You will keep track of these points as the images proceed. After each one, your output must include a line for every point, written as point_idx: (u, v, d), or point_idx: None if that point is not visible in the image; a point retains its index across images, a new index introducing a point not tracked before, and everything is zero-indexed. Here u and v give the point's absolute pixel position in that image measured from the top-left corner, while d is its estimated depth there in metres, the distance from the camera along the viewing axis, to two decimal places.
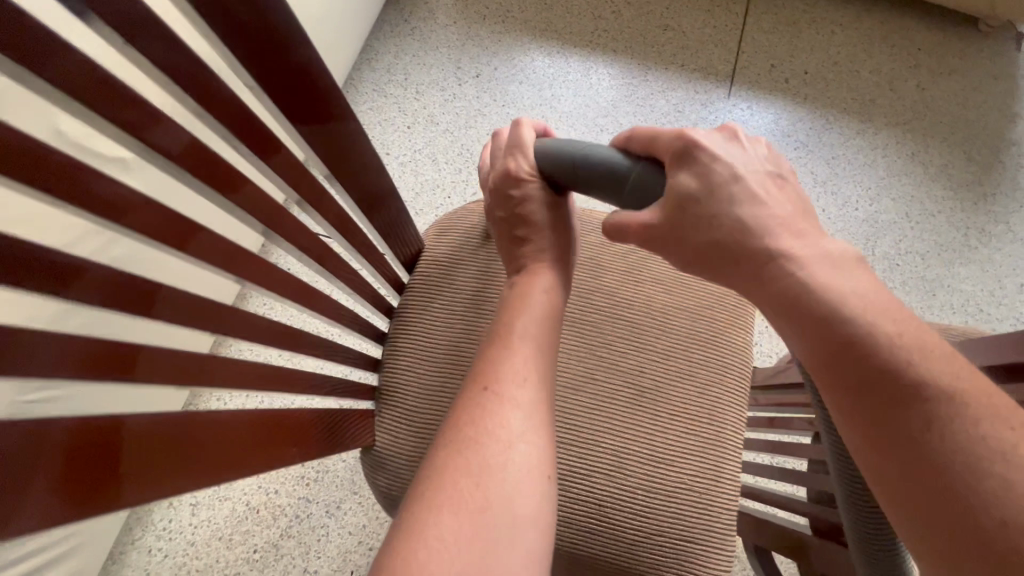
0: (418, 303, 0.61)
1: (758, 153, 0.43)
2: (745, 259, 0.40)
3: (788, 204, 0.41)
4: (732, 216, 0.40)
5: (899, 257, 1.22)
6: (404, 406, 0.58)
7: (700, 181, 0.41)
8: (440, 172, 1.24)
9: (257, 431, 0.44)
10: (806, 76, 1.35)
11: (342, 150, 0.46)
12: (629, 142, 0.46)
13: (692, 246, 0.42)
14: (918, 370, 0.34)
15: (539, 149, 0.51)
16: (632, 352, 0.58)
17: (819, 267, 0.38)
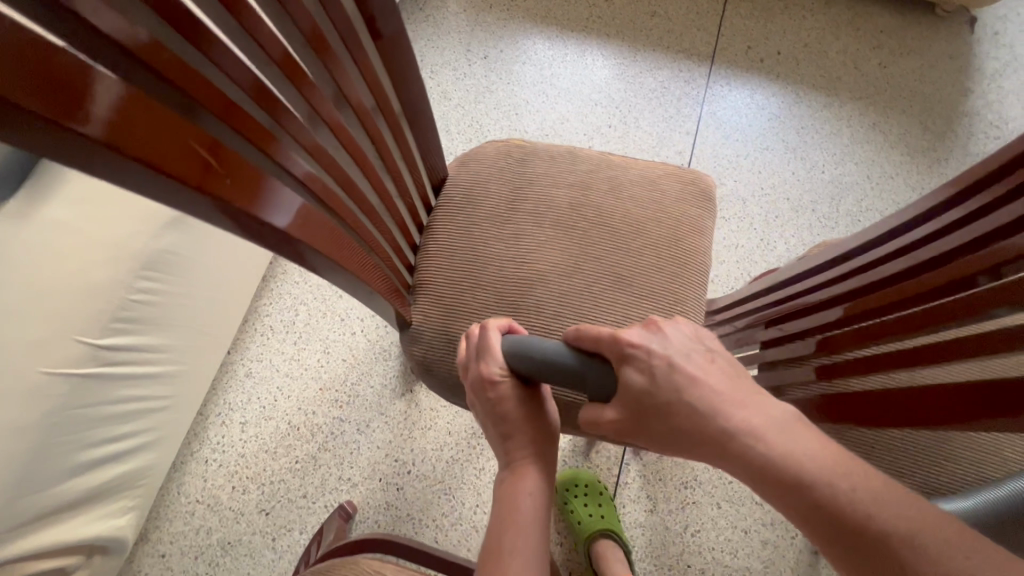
0: (446, 215, 0.77)
1: (680, 344, 0.53)
2: (707, 444, 0.48)
3: (724, 384, 0.50)
4: (682, 404, 0.49)
5: (861, 214, 1.38)
6: (435, 293, 0.74)
7: (646, 378, 0.51)
8: (452, 141, 1.40)
9: (366, 266, 0.57)
10: (779, 56, 1.51)
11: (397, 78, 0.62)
12: (578, 346, 0.55)
13: (657, 433, 0.51)
14: (881, 521, 0.42)
15: (505, 350, 0.59)
16: (615, 251, 0.74)
17: (778, 443, 0.46)
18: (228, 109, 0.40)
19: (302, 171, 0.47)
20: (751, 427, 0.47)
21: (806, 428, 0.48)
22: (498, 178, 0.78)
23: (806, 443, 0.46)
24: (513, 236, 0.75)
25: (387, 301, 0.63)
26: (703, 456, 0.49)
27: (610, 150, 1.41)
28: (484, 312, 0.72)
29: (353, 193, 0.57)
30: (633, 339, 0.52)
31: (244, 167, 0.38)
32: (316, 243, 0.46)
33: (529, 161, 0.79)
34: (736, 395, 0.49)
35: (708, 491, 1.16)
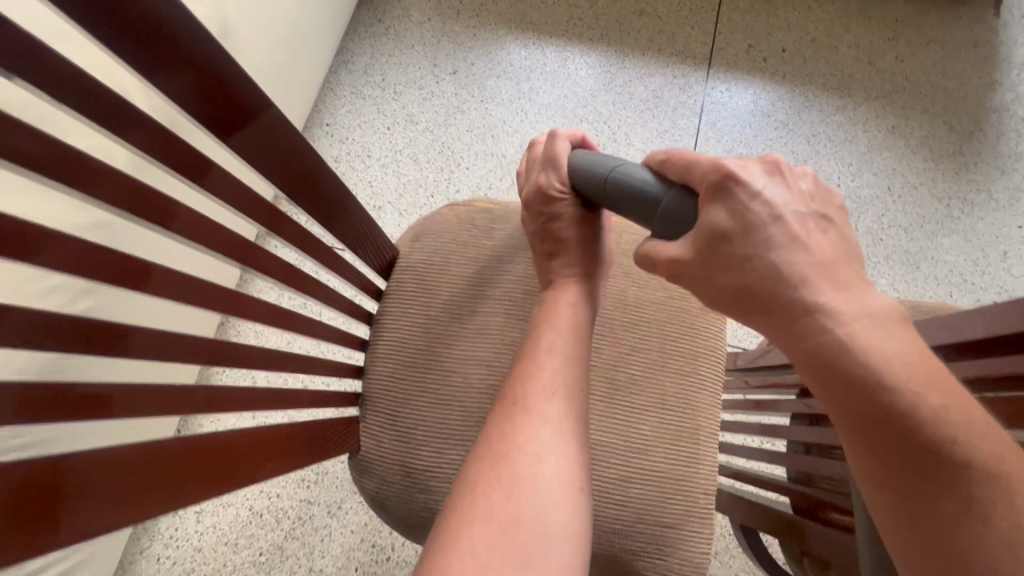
0: (396, 308, 0.62)
1: (802, 190, 0.40)
2: (779, 308, 0.38)
3: (828, 249, 0.39)
4: (766, 260, 0.38)
5: (882, 232, 1.23)
6: (386, 410, 0.59)
7: (732, 219, 0.39)
8: (422, 171, 1.25)
9: (263, 447, 0.47)
10: (784, 54, 1.35)
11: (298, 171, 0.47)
12: (664, 166, 0.45)
13: (723, 290, 0.41)
14: (958, 450, 0.34)
15: (573, 160, 0.52)
16: (606, 348, 0.60)
17: (865, 328, 0.36)
18: (25, 405, 0.31)
19: (148, 402, 0.39)
20: (828, 305, 0.37)
21: (905, 325, 0.37)
22: (458, 258, 0.63)
23: (900, 339, 0.36)
24: (481, 331, 0.60)
25: (309, 461, 0.52)
26: (768, 327, 0.40)
27: None
28: (444, 435, 0.57)
29: (246, 355, 0.48)
30: (733, 166, 0.40)
31: (45, 481, 0.31)
32: (195, 484, 0.40)
33: (497, 231, 0.64)
34: (827, 262, 0.38)
35: (725, 562, 1.03)
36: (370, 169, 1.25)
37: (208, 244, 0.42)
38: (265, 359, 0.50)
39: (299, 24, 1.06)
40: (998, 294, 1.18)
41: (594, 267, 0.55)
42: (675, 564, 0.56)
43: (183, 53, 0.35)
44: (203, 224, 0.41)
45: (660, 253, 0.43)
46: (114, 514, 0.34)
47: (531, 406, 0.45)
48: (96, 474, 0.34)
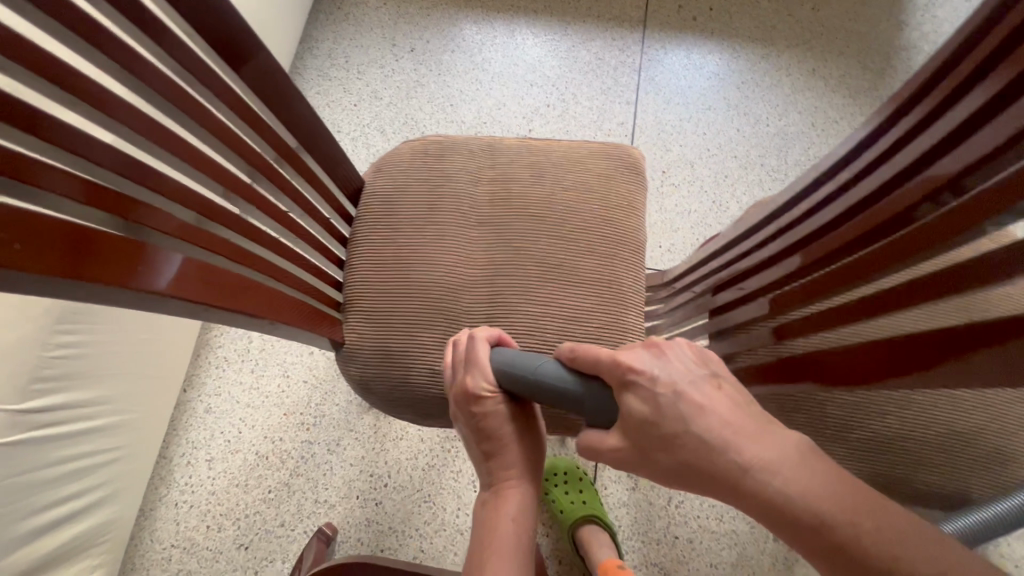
0: (367, 226, 0.74)
1: (685, 367, 0.48)
2: (720, 476, 0.43)
3: (731, 410, 0.45)
4: (689, 435, 0.44)
5: (809, 162, 1.36)
6: (364, 308, 0.70)
7: (649, 407, 0.46)
8: (389, 141, 1.36)
9: (261, 293, 0.55)
10: (711, 12, 1.48)
11: (276, 90, 0.58)
12: (577, 366, 0.53)
13: (666, 467, 0.46)
14: (904, 563, 0.37)
15: (495, 363, 0.58)
16: (543, 240, 0.72)
17: (791, 475, 0.41)
18: (105, 199, 0.42)
19: (172, 225, 0.48)
20: (754, 459, 0.42)
21: (819, 456, 0.42)
22: (415, 181, 0.75)
23: (824, 474, 0.41)
24: (438, 238, 0.72)
25: (301, 326, 0.60)
26: (715, 491, 0.44)
27: (551, 130, 1.37)
28: (416, 322, 0.69)
29: (237, 224, 0.56)
30: (631, 364, 0.48)
31: (128, 245, 0.42)
32: (206, 292, 0.48)
33: (447, 158, 0.76)
34: (739, 424, 0.44)
35: None
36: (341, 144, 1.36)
37: (215, 135, 0.52)
38: (249, 233, 0.58)
39: (265, 8, 1.17)
40: None
41: (534, 463, 0.61)
42: None
43: None
44: (207, 117, 0.51)
45: (603, 441, 0.50)
46: (177, 284, 0.45)
47: None
48: (151, 253, 0.43)
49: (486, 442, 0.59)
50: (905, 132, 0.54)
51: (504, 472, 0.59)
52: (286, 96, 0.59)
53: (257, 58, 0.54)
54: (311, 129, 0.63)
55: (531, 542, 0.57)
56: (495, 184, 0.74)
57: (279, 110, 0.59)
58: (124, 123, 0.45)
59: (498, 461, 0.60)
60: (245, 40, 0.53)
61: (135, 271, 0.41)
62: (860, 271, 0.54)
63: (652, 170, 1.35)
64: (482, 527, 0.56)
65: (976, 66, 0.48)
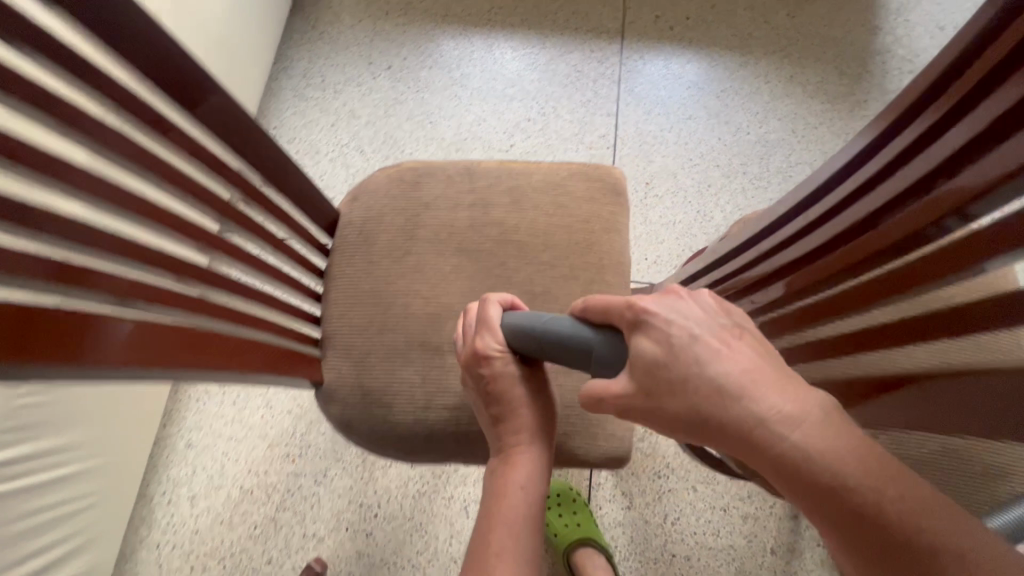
0: (342, 259, 0.71)
1: (703, 309, 0.45)
2: (732, 425, 0.40)
3: (748, 357, 0.42)
4: (703, 379, 0.42)
5: (791, 169, 1.36)
6: (343, 344, 0.68)
7: (661, 347, 0.44)
8: (368, 161, 1.34)
9: (221, 346, 0.53)
10: (688, 21, 1.48)
11: (237, 130, 0.55)
12: (589, 314, 0.51)
13: (674, 414, 0.44)
14: (934, 535, 0.34)
15: (505, 325, 0.58)
16: (525, 268, 0.70)
17: (812, 433, 0.39)
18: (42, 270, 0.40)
19: (119, 287, 0.46)
20: (771, 414, 0.40)
21: (844, 417, 0.40)
22: (392, 210, 0.72)
23: (847, 434, 0.38)
24: (416, 269, 0.69)
25: (268, 373, 0.58)
26: (725, 445, 0.42)
27: (532, 145, 1.36)
28: (396, 357, 0.66)
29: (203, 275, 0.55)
30: (645, 305, 0.46)
31: (64, 321, 0.40)
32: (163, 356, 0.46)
33: (424, 185, 0.74)
34: (761, 376, 0.41)
35: (682, 476, 1.14)
36: (319, 165, 1.33)
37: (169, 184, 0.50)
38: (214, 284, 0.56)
39: (236, 31, 1.14)
40: None
41: (544, 428, 0.59)
42: (602, 442, 0.66)
43: (124, 24, 0.44)
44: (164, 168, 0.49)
45: (606, 389, 0.47)
46: (121, 355, 0.43)
47: None
48: (92, 325, 0.41)
49: (494, 405, 0.59)
50: (905, 147, 0.49)
51: (513, 436, 0.58)
52: (248, 134, 0.56)
53: (213, 100, 0.52)
54: (276, 164, 0.60)
55: (540, 509, 0.55)
56: (474, 211, 0.72)
57: (239, 147, 0.56)
58: (70, 183, 0.42)
59: (507, 427, 0.59)
60: (200, 79, 0.50)
61: (71, 350, 0.39)
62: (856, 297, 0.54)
63: (635, 182, 1.34)
64: (489, 492, 0.56)
65: (978, 80, 0.43)
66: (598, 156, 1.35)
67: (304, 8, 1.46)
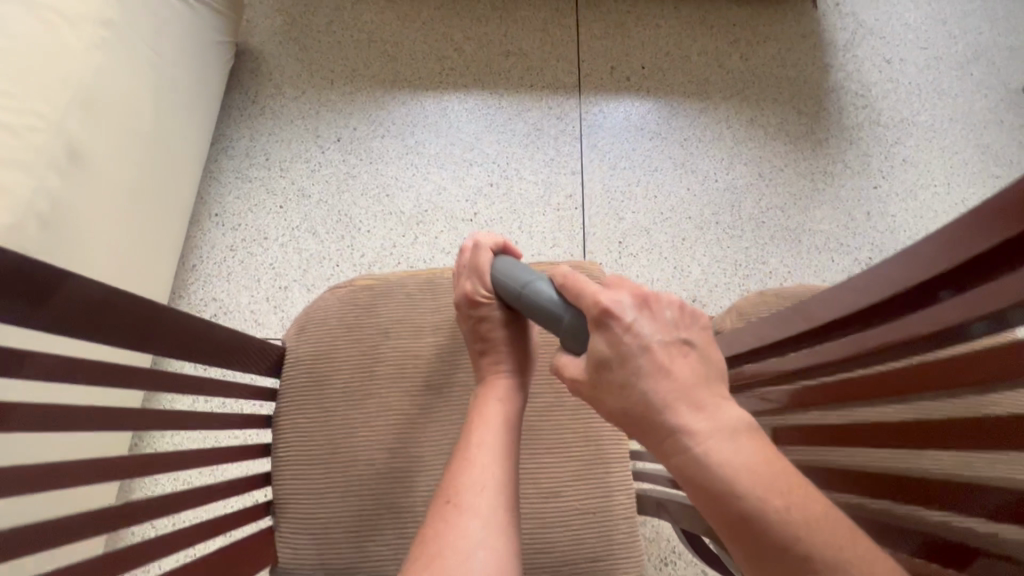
0: (291, 406, 0.61)
1: (664, 317, 0.44)
2: (653, 432, 0.42)
3: (689, 372, 0.43)
4: (638, 390, 0.43)
5: (763, 215, 1.34)
6: (297, 510, 0.58)
7: (613, 350, 0.44)
8: (323, 243, 1.24)
9: None
10: (643, 70, 1.46)
11: (157, 330, 0.46)
12: (563, 286, 0.50)
13: (608, 411, 0.45)
14: (807, 547, 0.37)
15: (492, 271, 0.57)
16: None
17: (721, 444, 0.40)
18: None
19: None
20: (689, 425, 0.41)
21: (754, 434, 0.41)
22: (347, 341, 0.63)
23: (753, 451, 0.40)
24: (379, 413, 0.60)
25: None
26: (644, 443, 0.44)
27: (498, 211, 1.29)
28: (363, 524, 0.57)
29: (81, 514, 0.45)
30: (608, 304, 0.44)
31: None
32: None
33: (380, 308, 0.65)
34: (694, 390, 0.42)
35: (690, 559, 1.06)
36: (269, 253, 1.23)
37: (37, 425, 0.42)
38: (94, 520, 0.46)
39: (165, 126, 1.04)
40: (870, 249, 1.31)
41: (522, 365, 0.57)
42: None
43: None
44: (28, 407, 0.42)
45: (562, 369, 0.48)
46: None
47: (460, 504, 0.44)
48: None
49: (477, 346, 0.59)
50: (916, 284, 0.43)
51: (490, 367, 0.57)
52: (150, 319, 0.45)
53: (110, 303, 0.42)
54: (189, 334, 0.49)
55: (518, 425, 0.53)
56: (441, 333, 0.63)
57: (142, 342, 0.45)
58: None
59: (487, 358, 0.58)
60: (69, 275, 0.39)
61: None
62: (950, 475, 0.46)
63: (607, 243, 1.28)
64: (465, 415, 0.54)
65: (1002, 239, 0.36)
66: (567, 219, 1.30)
67: (242, 82, 1.37)
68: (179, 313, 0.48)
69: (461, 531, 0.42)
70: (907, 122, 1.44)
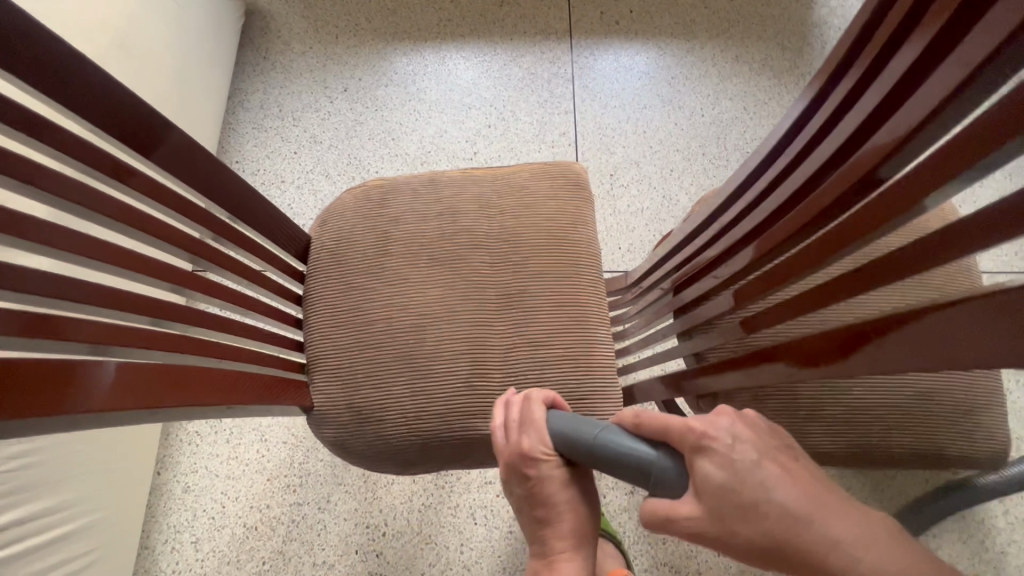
0: (319, 282, 0.72)
1: (762, 439, 0.43)
2: (807, 551, 0.37)
3: (810, 479, 0.40)
4: (773, 503, 0.39)
5: (748, 145, 1.41)
6: (329, 366, 0.69)
7: (727, 470, 0.41)
8: (335, 184, 1.34)
9: (213, 381, 0.55)
10: (632, 14, 1.52)
11: (211, 181, 0.57)
12: (644, 430, 0.48)
13: (745, 540, 0.39)
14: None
15: (551, 426, 0.55)
16: (498, 269, 0.71)
17: (886, 554, 0.36)
18: (31, 326, 0.42)
19: (108, 334, 0.48)
20: (837, 533, 0.37)
21: (908, 541, 0.37)
22: (363, 228, 0.73)
23: (916, 557, 0.36)
24: (394, 283, 0.70)
25: (258, 400, 0.60)
26: (792, 569, 0.38)
27: (496, 150, 1.38)
28: (384, 371, 0.68)
29: (177, 313, 0.56)
30: (702, 427, 0.43)
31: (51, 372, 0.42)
32: (149, 398, 0.47)
33: (390, 200, 0.75)
34: (817, 497, 0.39)
35: None
36: (286, 194, 1.33)
37: (147, 233, 0.52)
38: (189, 318, 0.57)
39: (189, 73, 1.15)
40: None
41: (588, 532, 0.57)
42: None
43: (90, 86, 0.45)
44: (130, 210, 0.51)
45: (671, 512, 0.43)
46: (118, 397, 0.45)
47: None
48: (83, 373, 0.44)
49: (540, 508, 0.55)
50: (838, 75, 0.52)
51: (558, 542, 0.55)
52: (213, 169, 0.57)
53: (170, 138, 0.52)
54: (239, 196, 0.61)
55: None
56: (442, 219, 0.73)
57: (202, 184, 0.56)
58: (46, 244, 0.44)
59: (553, 527, 0.55)
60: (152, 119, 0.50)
61: (65, 391, 0.41)
62: (804, 264, 0.52)
63: (600, 176, 1.37)
64: None
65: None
66: (562, 154, 1.38)
67: (253, 39, 1.46)
68: (230, 169, 0.59)
69: None
70: None
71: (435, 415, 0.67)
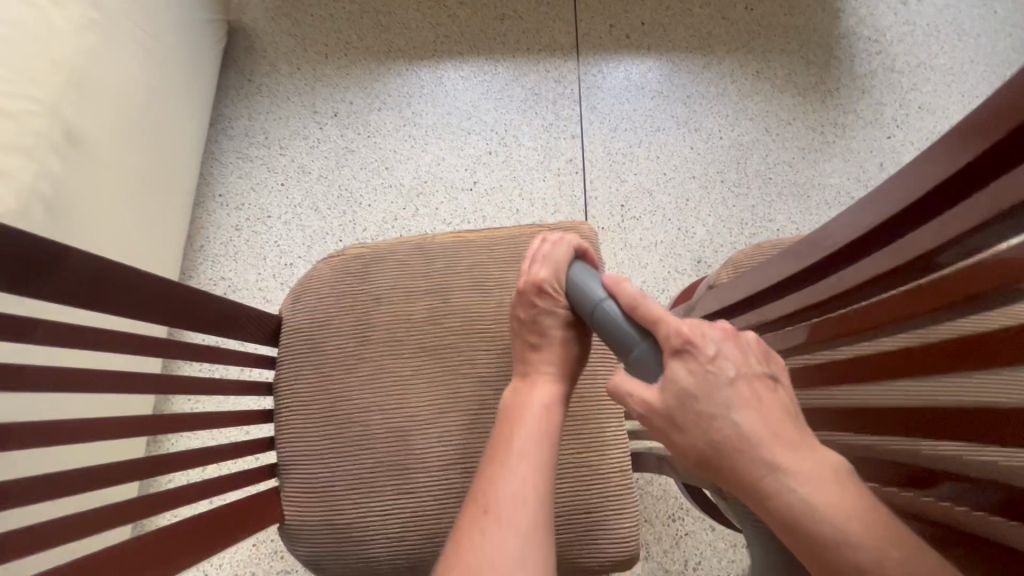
0: (291, 372, 0.63)
1: (746, 361, 0.46)
2: (742, 466, 0.43)
3: (773, 411, 0.45)
4: (727, 420, 0.44)
5: (770, 170, 1.30)
6: (301, 473, 0.61)
7: (696, 379, 0.46)
8: (325, 219, 1.25)
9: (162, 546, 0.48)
10: (644, 27, 1.40)
11: (153, 297, 0.50)
12: (644, 318, 0.49)
13: (693, 445, 0.45)
14: None
15: (570, 272, 0.55)
16: (496, 358, 0.62)
17: (811, 484, 0.41)
18: None
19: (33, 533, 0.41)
20: (776, 461, 0.42)
21: (846, 477, 0.42)
22: (342, 308, 0.64)
23: (844, 494, 0.41)
24: (376, 375, 0.62)
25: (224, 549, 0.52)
26: (726, 479, 0.44)
27: (496, 180, 1.28)
28: (364, 483, 0.59)
29: (100, 468, 0.48)
30: (694, 334, 0.47)
31: None
32: None
33: (373, 273, 0.65)
34: (780, 430, 0.44)
35: (698, 513, 1.08)
36: (273, 230, 1.24)
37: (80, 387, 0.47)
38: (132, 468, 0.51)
39: (160, 110, 1.05)
40: None
41: (575, 365, 0.56)
42: (609, 544, 0.64)
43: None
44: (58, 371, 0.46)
45: (638, 392, 0.48)
46: None
47: (499, 515, 0.44)
48: None
49: (531, 333, 0.56)
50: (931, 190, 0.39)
51: (541, 363, 0.55)
52: (153, 285, 0.50)
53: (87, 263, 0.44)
54: (193, 303, 0.54)
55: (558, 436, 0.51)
56: (431, 299, 0.64)
57: (140, 308, 0.49)
58: None
59: (538, 353, 0.55)
60: (45, 246, 0.41)
61: None
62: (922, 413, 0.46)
63: (610, 207, 1.27)
64: (505, 411, 0.53)
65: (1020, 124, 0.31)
66: (568, 184, 1.28)
67: (236, 61, 1.37)
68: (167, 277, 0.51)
69: (501, 545, 0.42)
70: (924, 66, 1.37)
71: (424, 533, 0.58)
